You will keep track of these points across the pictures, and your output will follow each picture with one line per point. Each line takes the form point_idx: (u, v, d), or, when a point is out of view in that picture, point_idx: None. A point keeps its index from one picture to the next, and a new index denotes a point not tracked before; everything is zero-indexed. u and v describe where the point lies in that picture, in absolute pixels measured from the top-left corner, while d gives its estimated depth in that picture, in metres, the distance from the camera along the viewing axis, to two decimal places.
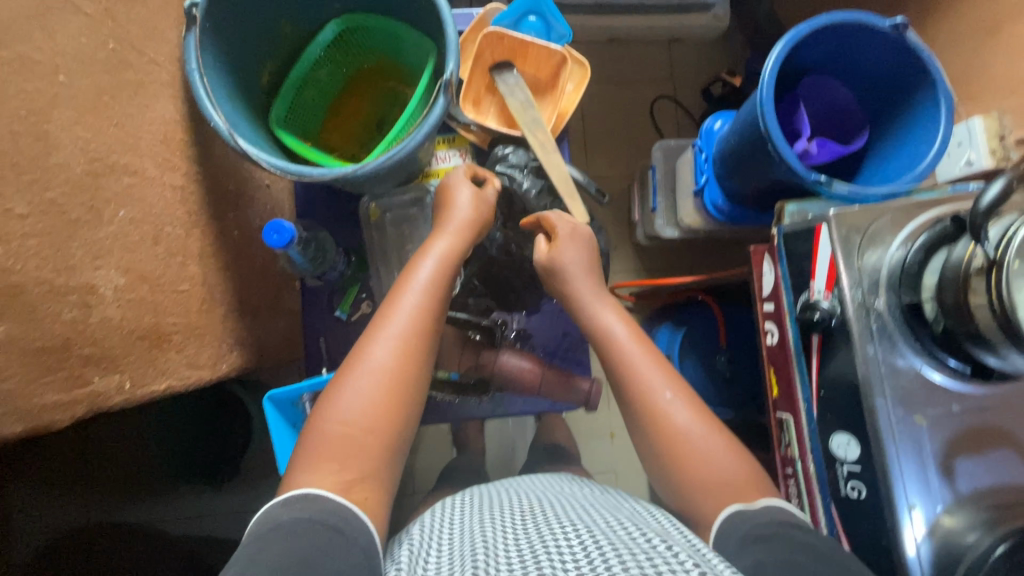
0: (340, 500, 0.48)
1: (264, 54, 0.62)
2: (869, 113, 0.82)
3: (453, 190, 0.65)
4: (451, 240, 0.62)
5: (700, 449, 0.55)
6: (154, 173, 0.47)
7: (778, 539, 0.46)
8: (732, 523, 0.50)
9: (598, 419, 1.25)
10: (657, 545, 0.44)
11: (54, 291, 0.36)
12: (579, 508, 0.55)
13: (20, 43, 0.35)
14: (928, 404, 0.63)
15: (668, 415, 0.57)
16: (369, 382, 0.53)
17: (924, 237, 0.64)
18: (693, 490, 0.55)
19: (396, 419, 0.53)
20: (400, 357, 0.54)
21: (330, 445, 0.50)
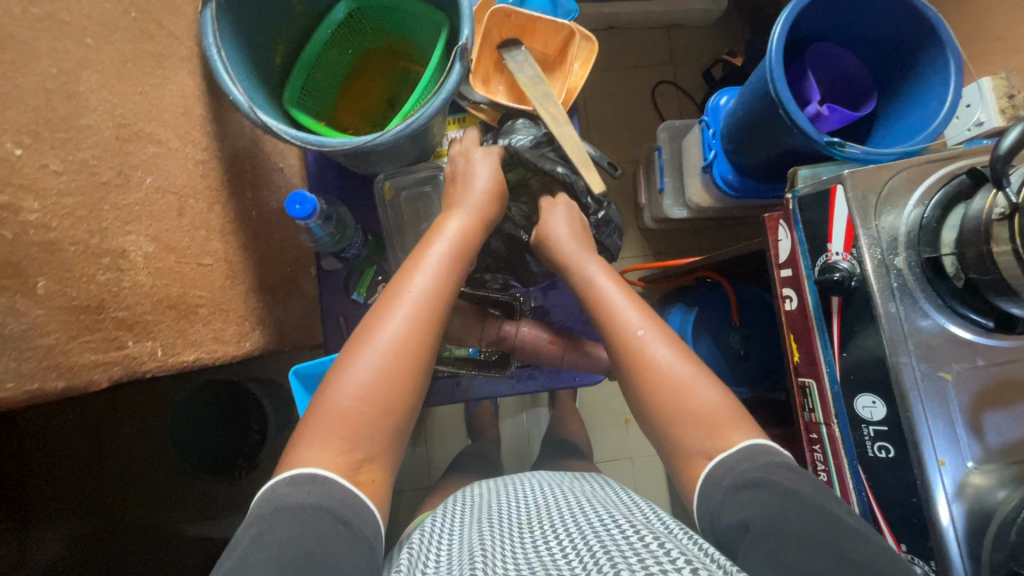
0: (347, 485, 0.44)
1: (277, 34, 0.62)
2: (876, 80, 0.82)
3: (472, 166, 0.65)
4: (466, 218, 0.60)
5: (679, 378, 0.56)
6: (176, 145, 0.47)
7: (765, 486, 0.47)
8: (721, 467, 0.51)
9: (612, 404, 1.25)
10: (649, 543, 0.45)
11: (89, 252, 0.36)
12: (575, 508, 0.55)
13: (50, 2, 0.35)
14: (953, 359, 0.63)
15: (648, 351, 0.58)
16: (381, 355, 0.49)
17: (941, 194, 0.64)
18: (686, 425, 0.55)
19: (408, 398, 0.50)
20: (416, 332, 0.51)
21: (337, 422, 0.46)
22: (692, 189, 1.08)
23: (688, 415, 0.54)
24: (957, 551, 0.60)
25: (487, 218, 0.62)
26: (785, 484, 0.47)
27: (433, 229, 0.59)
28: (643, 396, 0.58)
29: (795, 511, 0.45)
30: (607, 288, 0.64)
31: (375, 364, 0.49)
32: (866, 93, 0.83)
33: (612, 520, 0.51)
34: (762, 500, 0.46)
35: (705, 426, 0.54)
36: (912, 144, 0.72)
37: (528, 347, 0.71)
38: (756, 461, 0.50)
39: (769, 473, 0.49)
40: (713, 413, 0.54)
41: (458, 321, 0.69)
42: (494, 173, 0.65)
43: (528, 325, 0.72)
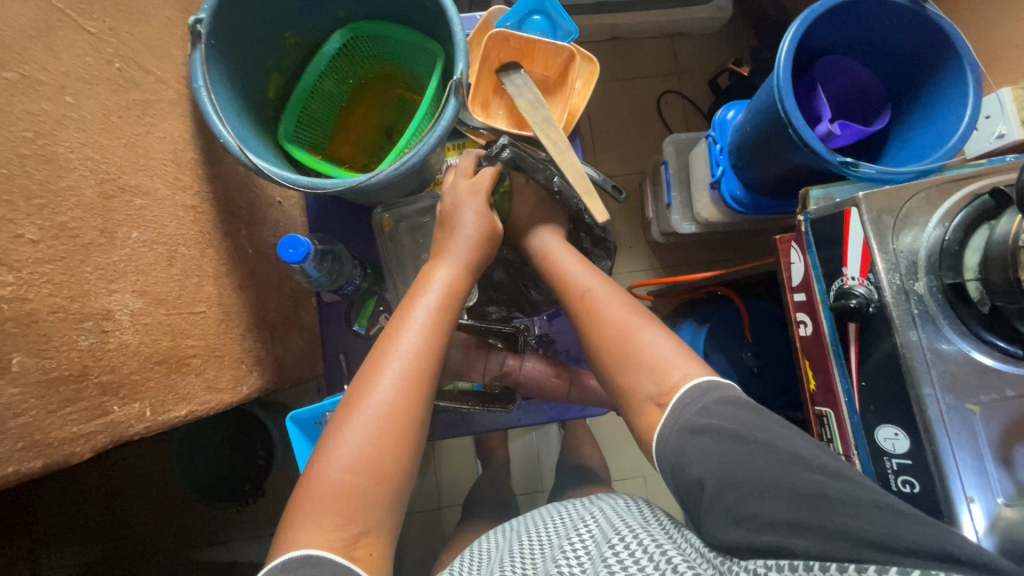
0: (343, 561, 0.43)
1: (270, 67, 0.61)
2: (890, 92, 0.79)
3: (458, 211, 0.62)
4: (453, 271, 0.59)
5: (631, 326, 0.59)
6: (165, 193, 0.46)
7: (709, 434, 0.48)
8: (667, 427, 0.52)
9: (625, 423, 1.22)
10: (635, 547, 0.47)
11: (69, 318, 0.35)
12: (575, 531, 0.54)
13: (25, 64, 0.34)
14: (980, 389, 0.60)
15: (603, 310, 0.61)
16: (372, 424, 0.48)
17: (962, 215, 0.61)
18: (635, 372, 0.57)
19: (403, 465, 0.48)
20: (407, 395, 0.50)
21: (331, 497, 0.45)
22: (700, 204, 1.05)
23: (637, 360, 0.57)
24: None
25: (475, 265, 0.61)
26: (727, 428, 0.47)
27: (420, 282, 0.58)
28: (598, 354, 0.61)
29: (741, 453, 0.46)
30: (601, 303, 0.62)
31: (366, 434, 0.47)
32: (880, 106, 0.80)
33: (607, 539, 0.50)
34: (711, 451, 0.47)
35: (650, 370, 0.56)
36: (931, 161, 0.69)
37: (533, 382, 0.69)
38: (697, 406, 0.51)
39: (713, 415, 0.50)
40: (659, 359, 0.56)
41: (460, 354, 0.67)
42: (482, 216, 0.62)
43: (533, 358, 0.70)
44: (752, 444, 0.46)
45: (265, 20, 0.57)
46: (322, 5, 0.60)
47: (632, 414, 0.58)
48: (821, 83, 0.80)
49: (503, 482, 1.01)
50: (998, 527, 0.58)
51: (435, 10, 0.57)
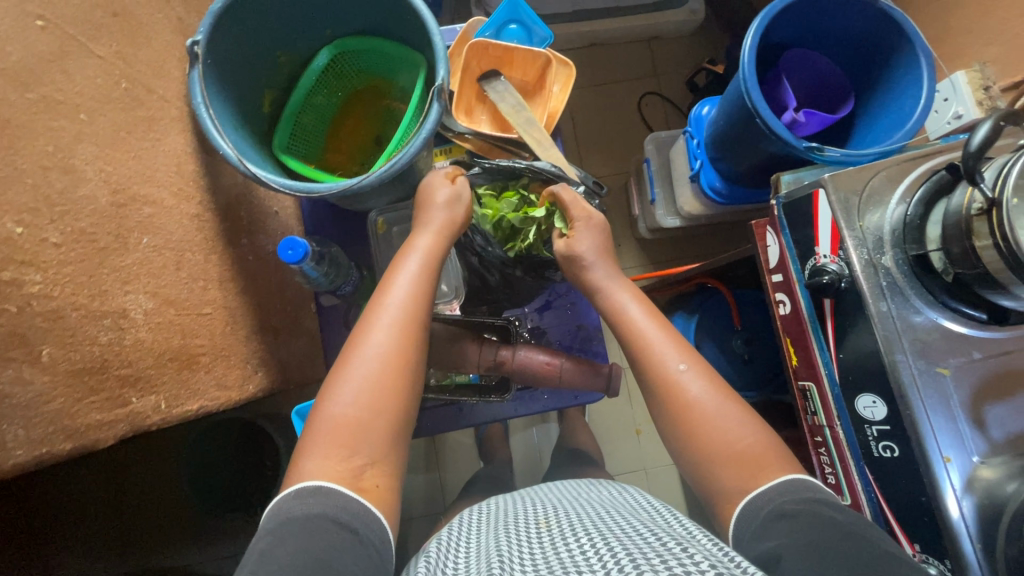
0: (351, 493, 0.47)
1: (263, 85, 0.65)
2: (852, 81, 0.84)
3: (432, 189, 0.63)
4: (432, 237, 0.61)
5: (719, 404, 0.57)
6: (171, 203, 0.49)
7: (801, 517, 0.47)
8: (761, 498, 0.51)
9: (622, 416, 1.25)
10: (647, 534, 0.48)
11: (90, 315, 0.38)
12: (592, 515, 0.55)
13: (43, 85, 0.37)
14: (949, 353, 0.64)
15: (684, 388, 0.57)
16: (370, 370, 0.51)
17: (923, 191, 0.65)
18: (712, 452, 0.55)
19: (401, 398, 0.52)
20: (400, 341, 0.53)
21: (338, 431, 0.49)
22: (682, 198, 1.09)
23: (730, 453, 0.54)
24: (971, 549, 0.59)
25: (454, 232, 0.63)
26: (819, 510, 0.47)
27: (404, 249, 0.61)
28: (678, 428, 0.57)
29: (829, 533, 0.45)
30: (685, 383, 0.58)
31: (366, 376, 0.51)
32: (843, 95, 0.84)
33: (617, 526, 0.51)
34: (799, 526, 0.46)
35: (748, 467, 0.53)
36: (890, 143, 0.73)
37: (525, 371, 0.70)
38: (790, 494, 0.50)
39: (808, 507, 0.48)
40: (751, 454, 0.54)
41: (453, 347, 0.69)
42: (455, 189, 0.64)
43: (524, 349, 0.71)
44: (835, 523, 0.46)
45: (258, 39, 0.61)
46: (310, 24, 0.64)
47: (664, 418, 0.59)
48: (787, 75, 0.84)
49: (505, 475, 1.04)
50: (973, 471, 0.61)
51: (416, 22, 0.61)
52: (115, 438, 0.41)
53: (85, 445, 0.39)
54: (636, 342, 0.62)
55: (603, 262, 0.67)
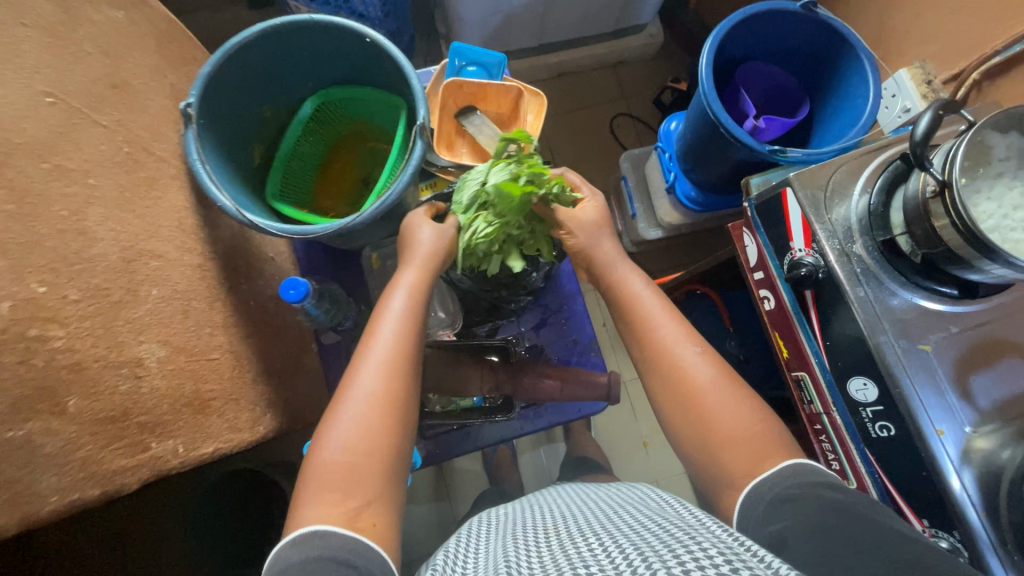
0: (347, 533, 0.47)
1: (252, 139, 0.68)
2: (806, 87, 0.90)
3: (415, 229, 0.66)
4: (417, 272, 0.61)
5: (724, 386, 0.58)
6: (175, 255, 0.51)
7: (802, 502, 0.47)
8: (766, 484, 0.51)
9: (629, 430, 1.26)
10: (658, 529, 0.48)
11: (110, 364, 0.42)
12: (603, 518, 0.55)
13: (57, 155, 0.41)
14: (928, 330, 0.67)
15: (692, 372, 0.58)
16: (360, 410, 0.52)
17: (882, 179, 0.69)
18: (720, 444, 0.55)
19: (395, 436, 0.53)
20: (387, 382, 0.54)
21: (331, 476, 0.50)
22: (662, 209, 1.13)
23: (737, 441, 0.55)
24: (978, 519, 0.61)
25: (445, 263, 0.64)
26: (820, 494, 0.48)
27: (389, 286, 0.61)
28: (686, 417, 0.58)
29: (833, 515, 0.45)
30: (693, 367, 0.58)
31: (356, 418, 0.52)
32: (799, 99, 0.90)
33: (626, 526, 0.51)
34: (803, 509, 0.46)
35: (757, 446, 0.54)
36: (849, 139, 0.77)
37: (529, 387, 0.72)
38: (796, 478, 0.50)
39: (810, 489, 0.49)
40: (755, 428, 0.55)
41: (456, 372, 0.70)
42: (438, 233, 0.66)
43: (526, 371, 0.73)
44: (832, 502, 0.47)
45: (246, 97, 0.64)
46: (294, 79, 0.68)
47: (668, 409, 0.60)
48: (745, 86, 0.90)
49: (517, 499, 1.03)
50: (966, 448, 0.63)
51: (393, 68, 0.65)
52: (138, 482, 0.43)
53: (113, 489, 0.42)
54: (648, 331, 0.61)
55: (602, 242, 0.66)
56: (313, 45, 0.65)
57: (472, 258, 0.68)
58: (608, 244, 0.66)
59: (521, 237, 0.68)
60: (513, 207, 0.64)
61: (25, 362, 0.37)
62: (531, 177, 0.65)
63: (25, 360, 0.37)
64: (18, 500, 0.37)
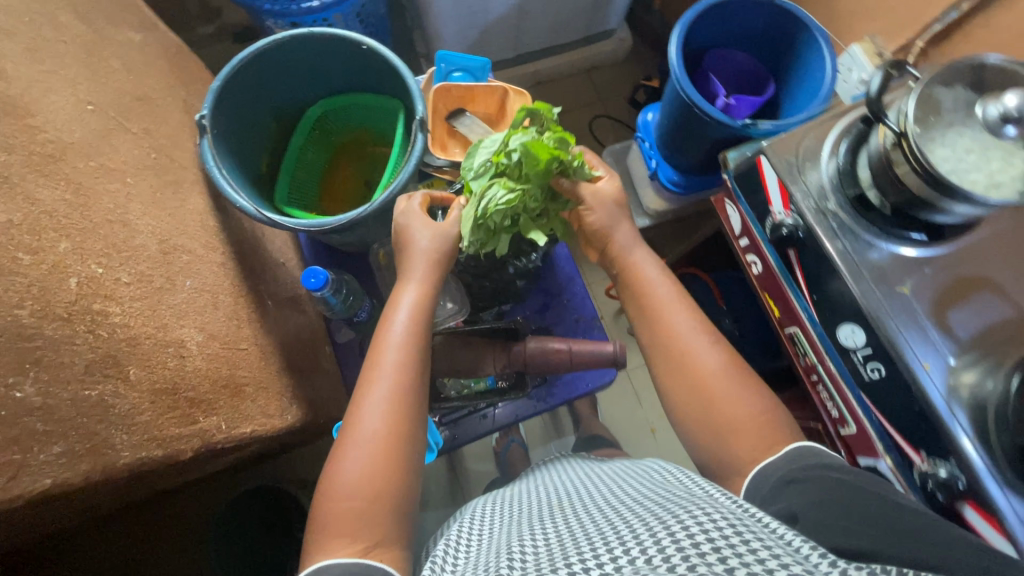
0: (349, 559, 0.48)
1: (259, 150, 0.72)
2: (770, 68, 0.96)
3: (410, 230, 0.65)
4: (418, 289, 0.63)
5: (734, 381, 0.59)
6: (202, 253, 0.56)
7: (811, 483, 0.48)
8: (770, 468, 0.53)
9: (637, 417, 1.30)
10: (663, 502, 0.45)
11: (159, 342, 0.47)
12: (606, 502, 0.52)
13: (98, 155, 0.48)
14: (904, 274, 0.72)
15: (701, 359, 0.60)
16: (365, 448, 0.53)
17: (847, 143, 0.76)
18: (726, 430, 0.57)
19: (400, 473, 0.53)
20: (391, 418, 0.55)
21: (339, 521, 0.50)
22: (647, 197, 1.18)
23: (745, 423, 0.56)
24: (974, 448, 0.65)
25: (449, 257, 0.65)
26: (826, 475, 0.48)
27: (391, 305, 0.62)
28: (692, 406, 0.59)
29: (838, 492, 0.46)
30: (704, 356, 0.60)
31: (361, 458, 0.53)
32: (765, 79, 0.96)
33: (633, 504, 0.48)
34: (808, 489, 0.47)
35: (764, 433, 0.56)
36: (814, 109, 0.83)
37: (539, 360, 0.75)
38: (801, 461, 0.52)
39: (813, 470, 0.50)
40: (760, 415, 0.57)
41: (469, 354, 0.74)
42: (437, 235, 0.65)
43: (534, 341, 0.76)
44: (838, 482, 0.48)
45: (252, 110, 0.69)
46: (298, 89, 0.73)
47: (674, 402, 0.61)
48: (713, 71, 0.96)
49: None
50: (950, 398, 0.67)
51: (389, 73, 0.70)
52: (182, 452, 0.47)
53: (170, 452, 0.47)
54: (659, 326, 0.63)
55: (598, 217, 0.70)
56: (315, 58, 0.70)
57: (485, 225, 0.64)
58: (620, 230, 0.68)
59: (538, 207, 0.67)
60: (538, 166, 0.63)
61: (92, 333, 0.41)
62: (557, 139, 0.65)
63: (92, 330, 0.41)
64: (100, 451, 0.41)
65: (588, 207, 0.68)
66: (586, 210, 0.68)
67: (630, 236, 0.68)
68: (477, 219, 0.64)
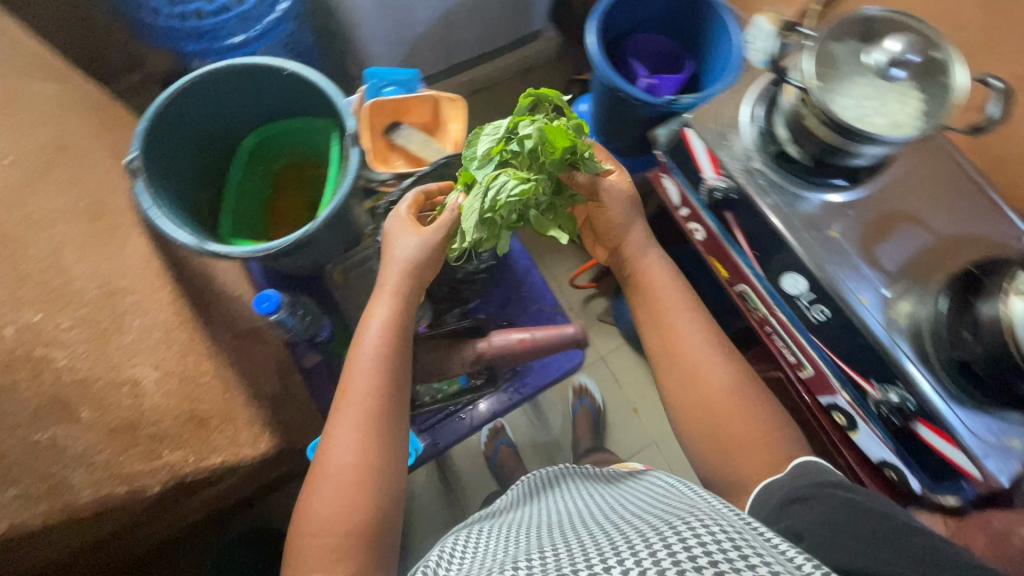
0: None
1: (198, 187, 0.72)
2: (685, 46, 1.01)
3: (395, 239, 0.68)
4: (389, 310, 0.66)
5: (742, 407, 0.63)
6: (148, 291, 0.58)
7: (813, 502, 0.51)
8: (775, 485, 0.56)
9: (620, 399, 1.48)
10: (664, 513, 0.47)
11: (110, 382, 0.53)
12: (609, 516, 0.54)
13: (33, 216, 0.56)
14: (832, 219, 0.76)
15: (713, 376, 0.65)
16: (337, 479, 0.57)
17: (762, 107, 0.81)
18: (727, 448, 0.62)
19: (372, 502, 0.57)
20: (360, 449, 0.58)
21: (316, 552, 0.55)
22: None
23: (751, 437, 0.61)
24: (911, 363, 0.70)
25: (427, 265, 0.68)
26: (831, 495, 0.51)
27: (362, 327, 0.66)
28: (696, 423, 0.64)
29: (842, 513, 0.48)
30: (714, 372, 0.65)
31: (333, 491, 0.57)
32: (682, 57, 1.01)
33: (634, 517, 0.50)
34: (811, 509, 0.50)
35: (764, 447, 0.60)
36: (729, 77, 0.88)
37: (504, 353, 0.76)
38: (807, 480, 0.54)
39: (817, 490, 0.53)
40: (767, 427, 0.62)
41: (436, 356, 0.76)
42: (422, 246, 0.67)
43: (497, 334, 0.77)
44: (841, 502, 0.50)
45: (184, 148, 0.69)
46: (229, 122, 0.74)
47: (682, 408, 0.66)
48: (634, 56, 1.01)
49: None
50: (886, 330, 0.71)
51: (315, 94, 0.71)
52: (146, 482, 0.51)
53: (136, 485, 0.52)
54: (659, 333, 0.70)
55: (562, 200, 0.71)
56: (243, 89, 0.70)
57: (490, 219, 0.63)
58: (633, 231, 0.74)
59: (546, 199, 0.67)
60: (552, 152, 0.64)
61: (36, 378, 0.51)
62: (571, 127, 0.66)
63: (36, 375, 0.51)
64: (55, 492, 0.49)
65: (596, 200, 0.72)
66: (596, 203, 0.72)
67: (641, 241, 0.74)
68: (484, 212, 0.62)
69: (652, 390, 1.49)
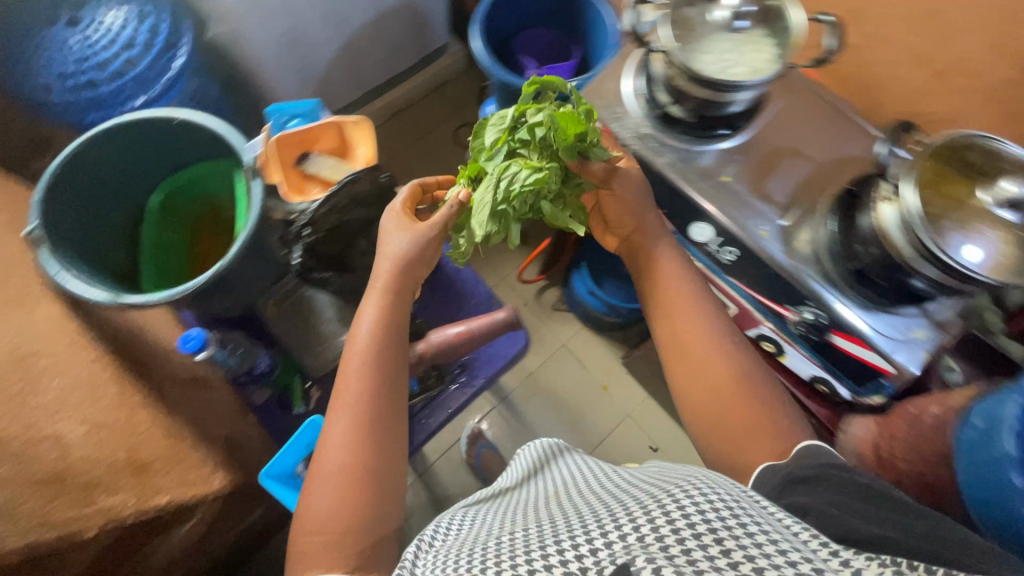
0: None
1: (111, 249, 0.73)
2: (568, 37, 1.07)
3: (386, 236, 0.70)
4: (377, 314, 0.66)
5: (749, 394, 0.62)
6: (64, 350, 0.61)
7: (819, 485, 0.50)
8: (771, 468, 0.55)
9: (590, 378, 1.52)
10: (659, 491, 0.47)
11: (32, 438, 0.56)
12: (604, 493, 0.55)
13: None
14: (722, 166, 0.82)
15: (719, 340, 0.66)
16: (330, 477, 0.58)
17: (642, 77, 0.87)
18: (724, 422, 0.61)
19: (368, 499, 0.57)
20: (352, 447, 0.59)
21: (314, 552, 0.54)
22: None
23: (750, 410, 0.61)
24: (830, 296, 0.75)
25: (419, 261, 0.70)
26: (836, 478, 0.50)
27: (354, 328, 0.67)
28: (695, 394, 0.64)
29: (847, 497, 0.48)
30: (719, 338, 0.67)
31: (327, 490, 0.57)
32: (568, 47, 1.07)
33: (629, 496, 0.50)
34: (818, 492, 0.49)
35: (758, 426, 0.60)
36: (608, 55, 0.93)
37: (444, 349, 0.79)
38: (810, 462, 0.53)
39: (820, 472, 0.52)
40: (765, 393, 0.63)
41: None
42: (413, 242, 0.69)
43: (434, 333, 0.80)
44: (847, 486, 0.49)
45: (89, 213, 0.70)
46: (132, 181, 0.75)
47: (685, 375, 0.66)
48: (523, 53, 1.05)
49: None
50: (791, 259, 0.77)
51: (209, 136, 0.73)
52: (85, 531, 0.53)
53: (70, 534, 0.53)
54: (656, 301, 0.71)
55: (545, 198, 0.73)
56: (137, 146, 0.72)
57: (501, 211, 0.69)
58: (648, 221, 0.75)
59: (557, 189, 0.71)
60: (566, 143, 0.67)
61: None
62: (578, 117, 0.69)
63: None
64: None
65: (608, 187, 0.74)
66: (606, 190, 0.74)
67: (652, 232, 0.75)
68: (496, 205, 0.68)
69: (619, 364, 1.53)
